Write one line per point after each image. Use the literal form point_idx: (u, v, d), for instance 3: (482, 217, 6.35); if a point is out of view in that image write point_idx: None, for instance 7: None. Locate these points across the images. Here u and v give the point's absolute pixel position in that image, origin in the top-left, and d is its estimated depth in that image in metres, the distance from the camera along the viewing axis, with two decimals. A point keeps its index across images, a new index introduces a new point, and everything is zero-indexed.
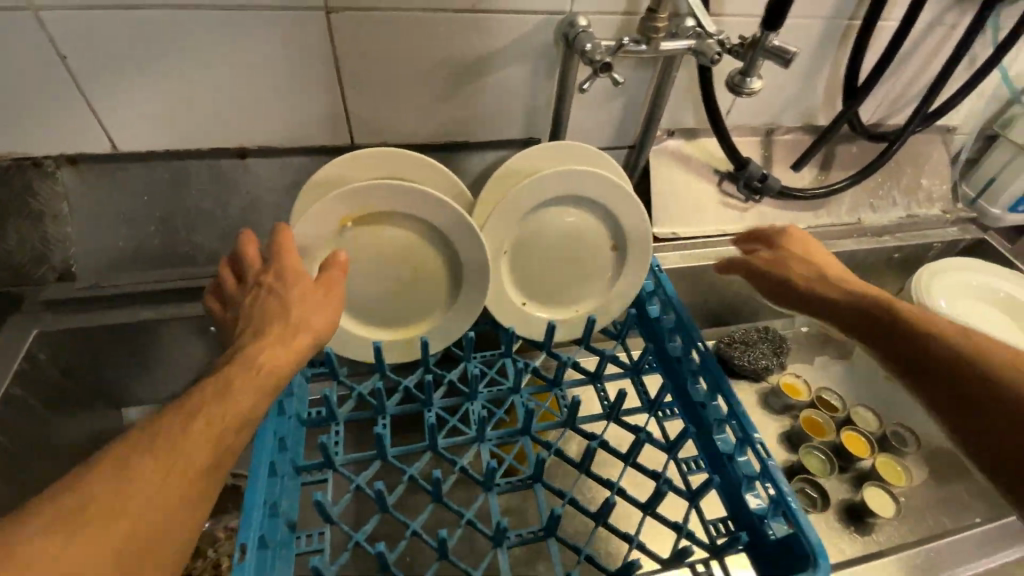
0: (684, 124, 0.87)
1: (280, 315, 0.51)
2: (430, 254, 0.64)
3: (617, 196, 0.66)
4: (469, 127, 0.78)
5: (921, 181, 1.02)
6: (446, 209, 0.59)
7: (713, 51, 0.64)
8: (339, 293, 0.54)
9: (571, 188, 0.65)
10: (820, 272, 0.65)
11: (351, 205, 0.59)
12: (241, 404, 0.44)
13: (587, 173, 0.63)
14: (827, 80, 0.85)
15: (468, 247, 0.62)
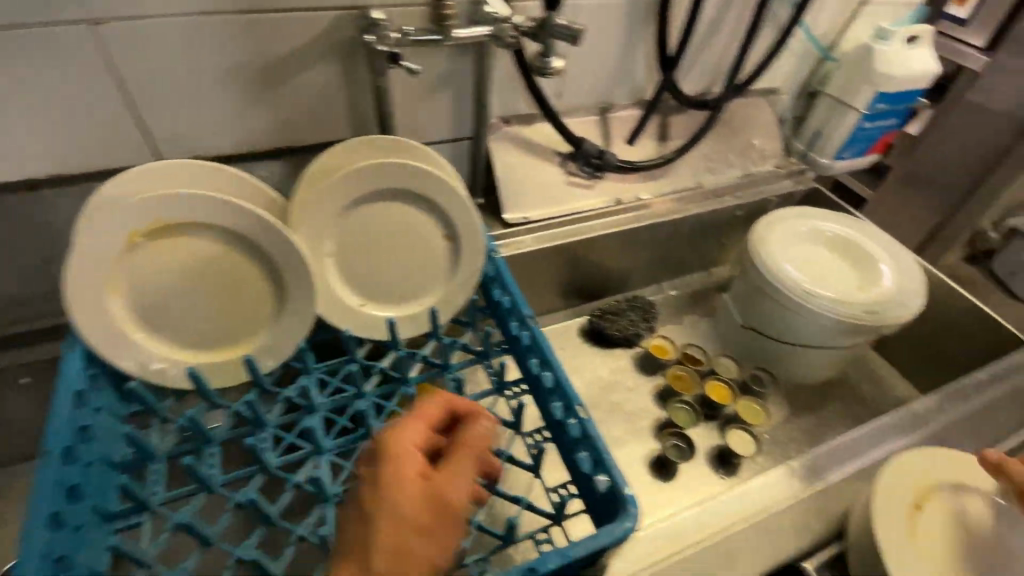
0: (518, 110, 0.89)
1: (382, 539, 0.39)
2: (244, 270, 0.62)
3: (442, 190, 0.65)
4: (291, 133, 0.76)
5: (754, 142, 1.10)
6: (245, 212, 0.57)
7: (509, 34, 0.66)
8: (458, 480, 0.43)
9: (390, 186, 0.64)
10: None
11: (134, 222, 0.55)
12: None
13: (404, 171, 0.63)
14: (645, 55, 0.90)
15: (282, 255, 0.60)
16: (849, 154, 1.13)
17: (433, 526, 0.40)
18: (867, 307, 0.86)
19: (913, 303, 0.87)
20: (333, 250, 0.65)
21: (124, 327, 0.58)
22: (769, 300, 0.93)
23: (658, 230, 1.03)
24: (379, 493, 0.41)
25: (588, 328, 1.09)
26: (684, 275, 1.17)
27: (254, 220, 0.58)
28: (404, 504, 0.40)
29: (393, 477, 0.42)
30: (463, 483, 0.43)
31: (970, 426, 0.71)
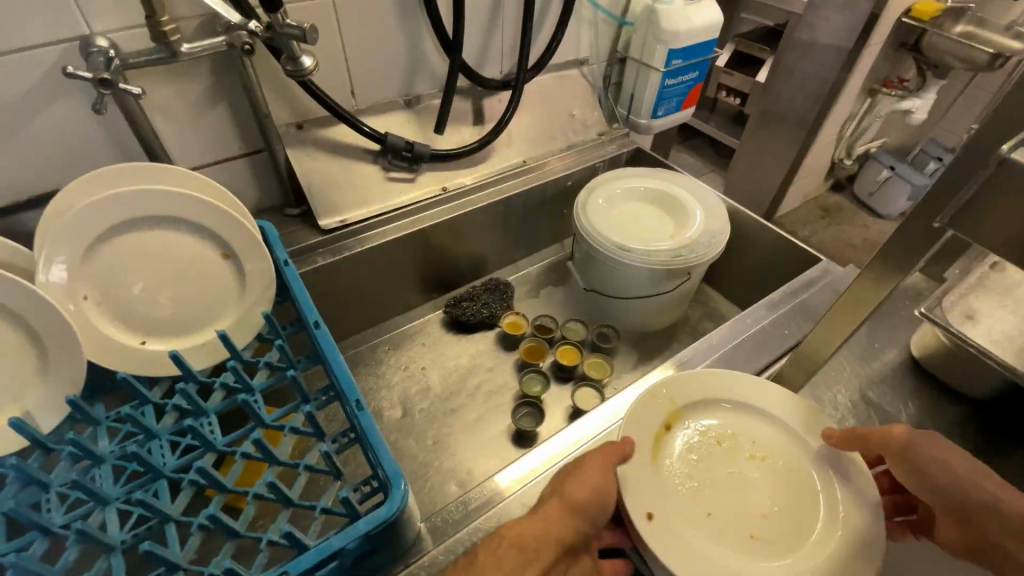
0: (312, 115, 0.87)
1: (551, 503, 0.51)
2: None
3: (209, 210, 0.64)
4: (51, 176, 0.72)
5: (574, 112, 1.14)
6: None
7: (242, 41, 0.65)
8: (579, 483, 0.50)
9: (147, 212, 0.63)
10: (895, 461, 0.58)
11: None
12: None
13: (163, 198, 0.62)
14: (430, 42, 0.91)
15: (21, 304, 0.57)
16: (664, 111, 1.19)
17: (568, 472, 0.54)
18: (674, 251, 0.91)
19: (716, 244, 0.92)
20: (97, 292, 0.62)
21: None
22: (597, 262, 0.97)
23: (489, 210, 1.04)
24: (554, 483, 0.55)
25: (446, 319, 1.10)
26: (537, 251, 1.20)
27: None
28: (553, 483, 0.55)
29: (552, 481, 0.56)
30: (586, 479, 0.51)
31: (760, 343, 0.77)
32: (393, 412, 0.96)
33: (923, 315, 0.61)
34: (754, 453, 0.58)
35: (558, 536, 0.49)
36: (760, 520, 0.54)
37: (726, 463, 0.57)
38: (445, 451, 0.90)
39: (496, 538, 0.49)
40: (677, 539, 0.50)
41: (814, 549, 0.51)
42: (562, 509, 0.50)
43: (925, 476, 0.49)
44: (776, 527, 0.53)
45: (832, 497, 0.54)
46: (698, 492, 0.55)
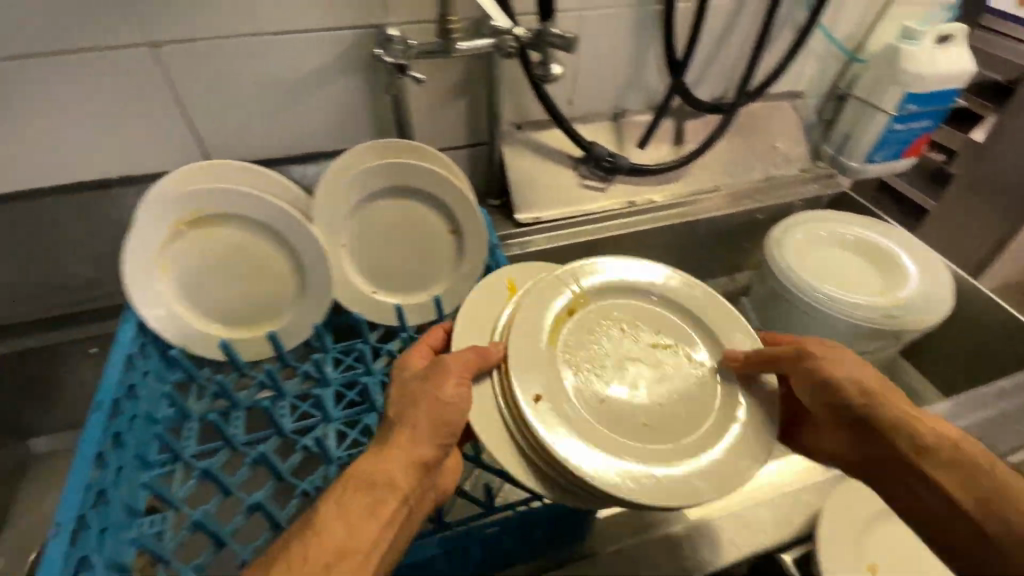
0: (529, 116, 0.94)
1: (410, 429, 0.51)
2: (273, 258, 0.70)
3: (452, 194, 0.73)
4: (321, 139, 0.85)
5: (777, 145, 1.09)
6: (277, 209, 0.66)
7: (508, 45, 0.72)
8: (457, 375, 0.52)
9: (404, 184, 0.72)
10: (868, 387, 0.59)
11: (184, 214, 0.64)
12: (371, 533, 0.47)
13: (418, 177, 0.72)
14: (654, 60, 0.93)
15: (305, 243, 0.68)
16: (881, 157, 1.09)
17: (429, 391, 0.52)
18: (882, 312, 0.83)
19: (933, 310, 0.84)
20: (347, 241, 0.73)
21: (169, 303, 0.66)
22: (786, 301, 0.91)
23: (673, 230, 1.03)
24: (411, 378, 0.56)
25: None
26: (705, 279, 1.16)
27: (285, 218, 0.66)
28: (412, 388, 0.55)
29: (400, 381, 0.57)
30: (448, 383, 0.51)
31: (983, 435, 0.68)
32: None
33: None
34: (660, 342, 0.63)
35: (414, 460, 0.50)
36: (648, 412, 0.58)
37: (632, 349, 0.62)
38: None
39: (345, 475, 0.50)
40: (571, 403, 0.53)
41: (697, 439, 0.55)
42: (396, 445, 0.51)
43: (924, 449, 0.55)
44: (623, 445, 0.52)
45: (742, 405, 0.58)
46: (590, 375, 0.58)
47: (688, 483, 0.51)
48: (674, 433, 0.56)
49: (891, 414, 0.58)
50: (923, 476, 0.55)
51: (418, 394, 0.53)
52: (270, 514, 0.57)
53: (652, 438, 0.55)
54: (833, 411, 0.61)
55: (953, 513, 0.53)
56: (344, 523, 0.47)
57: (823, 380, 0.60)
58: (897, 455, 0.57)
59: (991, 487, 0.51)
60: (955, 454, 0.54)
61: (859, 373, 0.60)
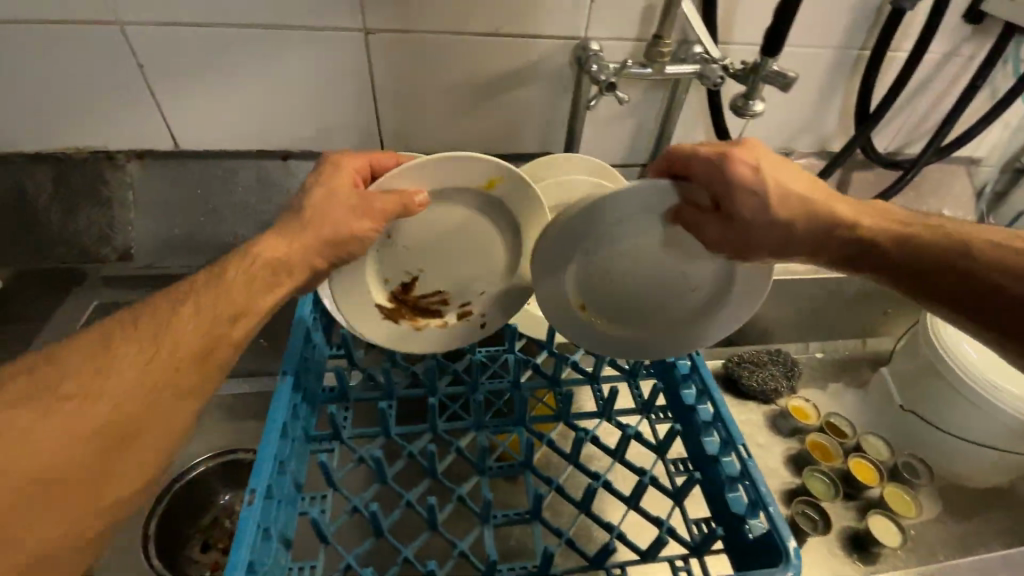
0: (696, 145, 0.90)
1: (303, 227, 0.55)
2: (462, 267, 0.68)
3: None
4: (489, 141, 0.85)
5: (943, 212, 1.02)
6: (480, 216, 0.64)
7: (715, 75, 0.69)
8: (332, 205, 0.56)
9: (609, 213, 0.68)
10: (796, 199, 0.55)
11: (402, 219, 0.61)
12: (235, 300, 0.49)
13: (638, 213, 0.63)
14: (839, 107, 0.88)
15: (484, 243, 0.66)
16: None
17: (335, 203, 0.56)
18: None
19: None
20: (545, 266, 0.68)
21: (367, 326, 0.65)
22: (942, 382, 0.88)
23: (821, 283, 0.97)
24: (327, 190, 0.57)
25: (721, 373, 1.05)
26: (837, 339, 1.09)
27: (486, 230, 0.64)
28: (322, 198, 0.56)
29: (324, 192, 0.57)
30: (343, 208, 0.56)
31: None
32: None
33: None
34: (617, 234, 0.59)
35: (305, 253, 0.54)
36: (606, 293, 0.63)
37: (642, 229, 0.59)
38: None
39: (248, 254, 0.52)
40: (570, 283, 0.62)
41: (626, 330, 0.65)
42: (306, 234, 0.54)
43: (829, 229, 0.56)
44: (605, 304, 0.64)
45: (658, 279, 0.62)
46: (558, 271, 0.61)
47: (662, 311, 0.63)
48: (604, 300, 0.64)
49: (812, 227, 0.55)
50: (873, 252, 0.55)
51: (336, 202, 0.56)
52: (426, 518, 0.55)
53: (578, 279, 0.62)
54: (772, 239, 0.56)
55: (880, 254, 0.55)
56: (203, 334, 0.46)
57: (729, 183, 0.54)
58: (851, 231, 0.55)
59: (942, 254, 0.52)
60: (887, 242, 0.55)
61: (771, 161, 0.56)
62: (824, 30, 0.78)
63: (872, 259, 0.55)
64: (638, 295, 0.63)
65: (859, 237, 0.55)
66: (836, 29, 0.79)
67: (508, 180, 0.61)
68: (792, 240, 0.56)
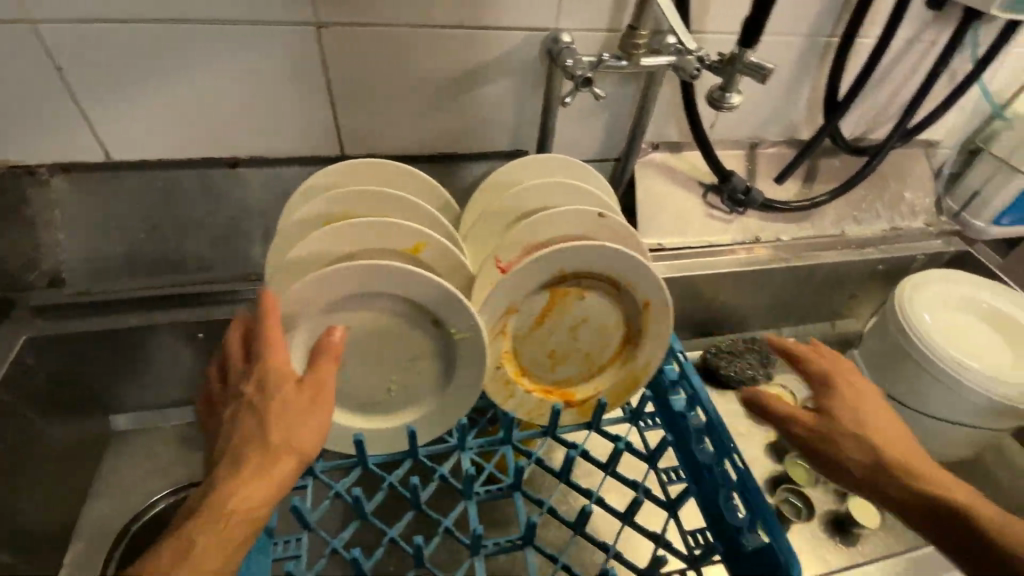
0: (669, 137, 0.89)
1: (261, 462, 0.45)
2: (411, 329, 0.56)
3: (615, 234, 0.62)
4: (455, 140, 0.80)
5: (905, 194, 1.04)
6: (438, 289, 0.52)
7: (693, 66, 0.67)
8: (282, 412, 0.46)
9: (572, 231, 0.61)
10: (883, 425, 0.56)
11: (335, 287, 0.52)
12: (230, 538, 0.43)
13: (620, 253, 0.56)
14: (807, 95, 0.87)
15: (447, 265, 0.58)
16: (1012, 219, 1.04)
17: (292, 418, 0.46)
18: (1020, 391, 0.81)
19: None
20: (524, 295, 0.57)
21: None
22: (911, 363, 0.88)
23: (792, 271, 0.97)
24: (258, 385, 0.47)
25: (697, 363, 1.05)
26: (807, 324, 1.11)
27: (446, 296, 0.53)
28: (274, 406, 0.46)
29: (263, 390, 0.47)
30: (306, 426, 0.46)
31: None
32: None
33: None
34: (558, 276, 0.57)
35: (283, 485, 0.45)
36: (557, 337, 0.61)
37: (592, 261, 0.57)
38: None
39: (224, 511, 0.43)
40: (523, 306, 0.58)
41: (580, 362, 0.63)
42: (283, 458, 0.45)
43: (899, 466, 0.54)
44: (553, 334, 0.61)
45: (600, 314, 0.61)
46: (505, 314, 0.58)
47: (606, 332, 0.62)
48: (576, 327, 0.61)
49: (868, 467, 0.54)
50: (918, 508, 0.51)
51: (290, 408, 0.46)
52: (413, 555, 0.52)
53: (531, 312, 0.59)
54: (843, 472, 0.55)
55: (943, 505, 0.50)
56: (217, 546, 0.43)
57: (819, 385, 0.59)
58: (874, 459, 0.54)
59: (982, 518, 0.48)
60: (906, 482, 0.52)
61: (860, 384, 0.60)
62: (796, 18, 0.77)
63: (894, 501, 0.53)
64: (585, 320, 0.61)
65: (894, 485, 0.53)
66: (806, 16, 0.77)
67: (435, 245, 0.57)
68: (842, 470, 0.55)
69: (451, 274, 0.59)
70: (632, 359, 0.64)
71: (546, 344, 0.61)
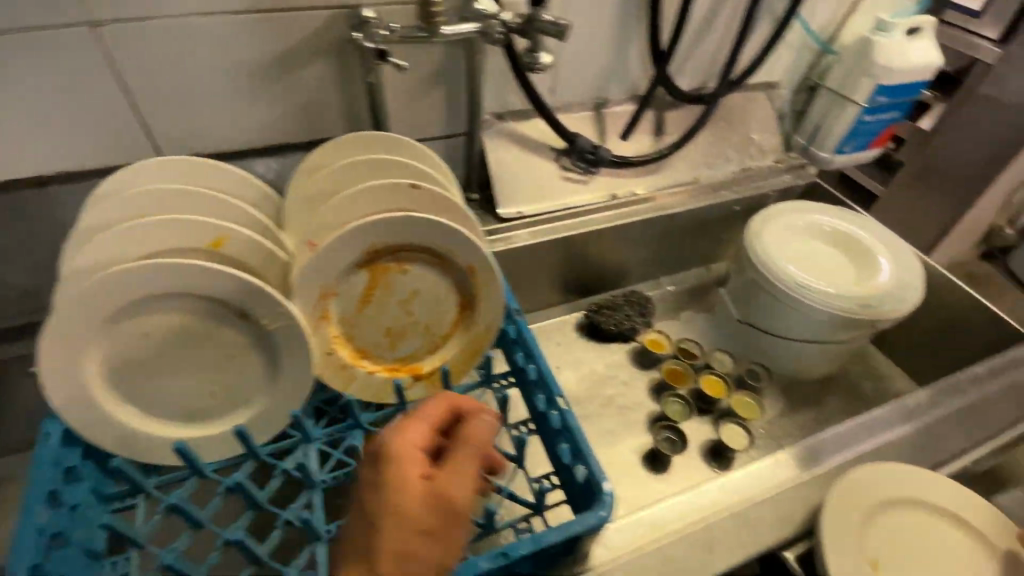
0: (512, 105, 0.90)
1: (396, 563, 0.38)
2: (222, 327, 0.56)
3: (435, 203, 0.61)
4: (285, 131, 0.78)
5: (753, 136, 1.10)
6: (239, 281, 0.52)
7: (497, 29, 0.67)
8: (455, 485, 0.41)
9: (388, 206, 0.60)
10: None
11: (122, 294, 0.50)
12: None
13: (424, 220, 0.56)
14: (637, 49, 0.90)
15: (259, 258, 0.57)
16: (850, 147, 1.12)
17: (452, 491, 0.41)
18: (861, 302, 0.85)
19: (910, 299, 0.86)
20: (337, 278, 0.57)
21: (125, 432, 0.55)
22: (767, 295, 0.92)
23: (651, 221, 1.02)
24: (455, 485, 0.41)
25: (584, 323, 1.09)
26: (684, 271, 1.17)
27: (251, 288, 0.52)
28: (422, 502, 0.40)
29: (445, 477, 0.42)
30: (431, 548, 0.39)
31: (963, 418, 0.70)
32: None
33: None
34: (370, 253, 0.57)
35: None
36: (389, 313, 0.61)
37: (400, 234, 0.57)
38: None
39: None
40: (341, 288, 0.58)
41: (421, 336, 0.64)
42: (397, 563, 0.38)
43: None
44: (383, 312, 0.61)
45: (428, 284, 0.61)
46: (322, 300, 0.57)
47: (439, 303, 0.63)
48: (406, 301, 0.61)
49: None
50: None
51: (456, 498, 0.41)
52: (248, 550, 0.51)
53: (352, 294, 0.59)
54: None
55: None
56: None
57: None
58: None
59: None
60: None
61: None
62: None
63: None
64: (413, 292, 0.61)
65: None
66: None
67: (238, 238, 0.57)
68: None
69: (262, 265, 0.58)
70: (474, 325, 0.65)
71: (379, 323, 0.61)
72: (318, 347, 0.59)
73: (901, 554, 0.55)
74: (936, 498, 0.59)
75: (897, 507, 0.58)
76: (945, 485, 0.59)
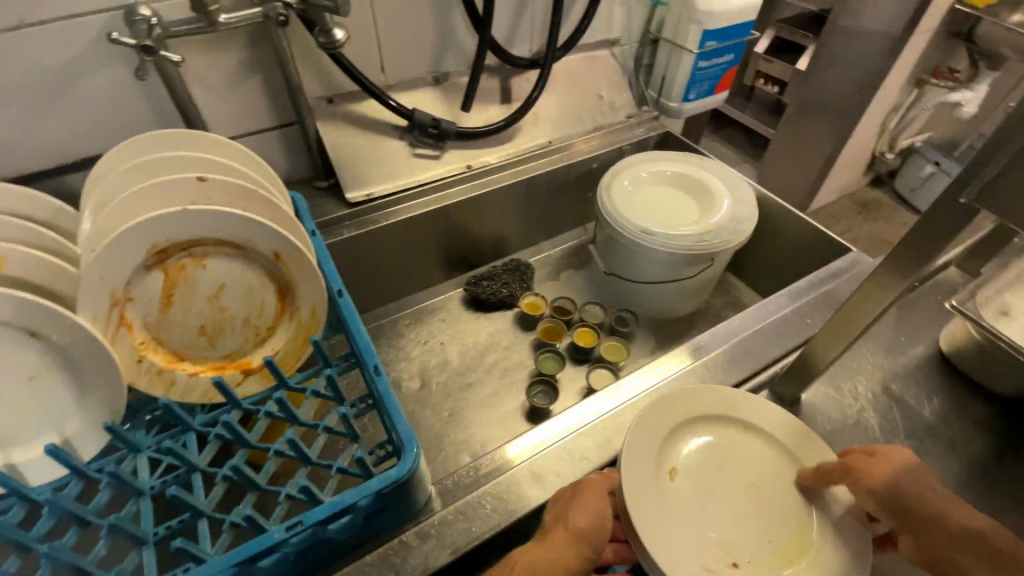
0: (343, 88, 0.90)
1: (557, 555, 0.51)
2: (13, 349, 0.53)
3: (229, 192, 0.60)
4: (93, 142, 0.75)
5: (603, 93, 1.13)
6: (10, 300, 0.50)
7: (278, 11, 0.68)
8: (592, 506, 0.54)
9: (178, 202, 0.59)
10: None
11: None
12: None
13: (207, 210, 0.56)
14: (459, 18, 0.91)
15: (42, 272, 0.55)
16: (696, 96, 1.15)
17: (570, 508, 0.54)
18: (697, 237, 0.90)
19: (743, 230, 0.91)
20: (127, 282, 0.56)
21: None
22: (620, 245, 0.96)
23: (512, 188, 1.04)
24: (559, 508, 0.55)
25: (466, 297, 1.11)
26: (561, 233, 1.20)
27: (23, 306, 0.50)
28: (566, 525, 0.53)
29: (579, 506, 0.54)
30: (586, 508, 0.53)
31: (779, 330, 0.76)
32: (411, 383, 0.98)
33: (954, 310, 0.57)
34: (159, 252, 0.57)
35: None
36: (201, 311, 0.61)
37: (186, 227, 0.56)
38: (461, 424, 0.93)
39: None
40: (139, 293, 0.57)
41: (244, 329, 0.63)
42: None
43: None
44: (194, 310, 0.61)
45: (238, 276, 0.61)
46: (118, 308, 0.56)
47: (256, 292, 0.63)
48: (217, 297, 0.61)
49: None
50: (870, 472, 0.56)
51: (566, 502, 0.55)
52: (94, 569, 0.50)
53: (152, 297, 0.58)
54: None
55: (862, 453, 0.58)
56: None
57: None
58: None
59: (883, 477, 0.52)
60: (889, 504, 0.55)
61: None
62: None
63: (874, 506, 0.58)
64: (224, 286, 0.61)
65: None
66: None
67: (16, 256, 0.54)
68: None
69: (48, 279, 0.56)
70: (300, 310, 0.65)
71: (189, 323, 0.61)
72: (124, 357, 0.57)
73: (706, 468, 0.59)
74: (756, 420, 0.62)
75: (715, 424, 0.62)
76: (767, 407, 0.62)
